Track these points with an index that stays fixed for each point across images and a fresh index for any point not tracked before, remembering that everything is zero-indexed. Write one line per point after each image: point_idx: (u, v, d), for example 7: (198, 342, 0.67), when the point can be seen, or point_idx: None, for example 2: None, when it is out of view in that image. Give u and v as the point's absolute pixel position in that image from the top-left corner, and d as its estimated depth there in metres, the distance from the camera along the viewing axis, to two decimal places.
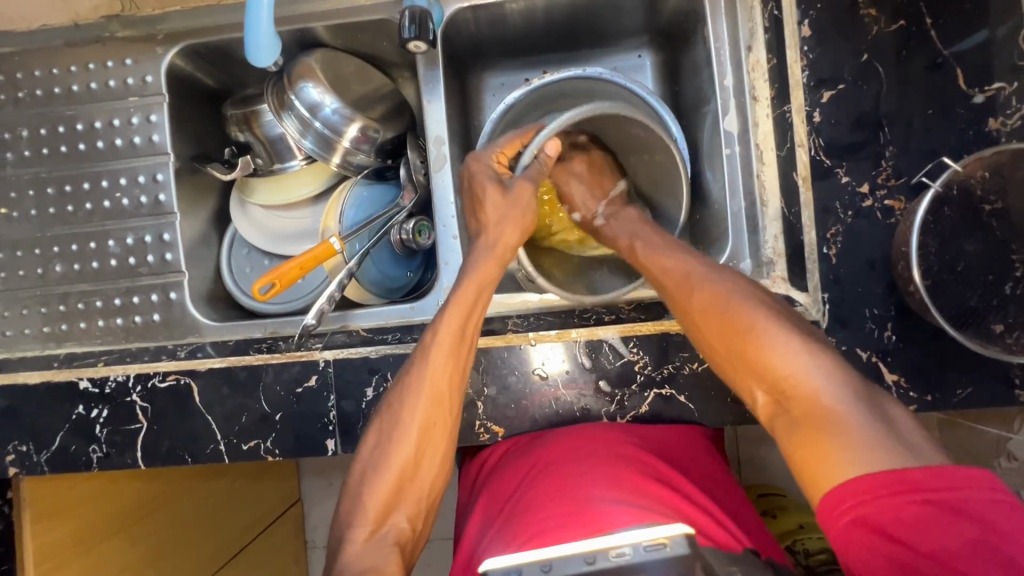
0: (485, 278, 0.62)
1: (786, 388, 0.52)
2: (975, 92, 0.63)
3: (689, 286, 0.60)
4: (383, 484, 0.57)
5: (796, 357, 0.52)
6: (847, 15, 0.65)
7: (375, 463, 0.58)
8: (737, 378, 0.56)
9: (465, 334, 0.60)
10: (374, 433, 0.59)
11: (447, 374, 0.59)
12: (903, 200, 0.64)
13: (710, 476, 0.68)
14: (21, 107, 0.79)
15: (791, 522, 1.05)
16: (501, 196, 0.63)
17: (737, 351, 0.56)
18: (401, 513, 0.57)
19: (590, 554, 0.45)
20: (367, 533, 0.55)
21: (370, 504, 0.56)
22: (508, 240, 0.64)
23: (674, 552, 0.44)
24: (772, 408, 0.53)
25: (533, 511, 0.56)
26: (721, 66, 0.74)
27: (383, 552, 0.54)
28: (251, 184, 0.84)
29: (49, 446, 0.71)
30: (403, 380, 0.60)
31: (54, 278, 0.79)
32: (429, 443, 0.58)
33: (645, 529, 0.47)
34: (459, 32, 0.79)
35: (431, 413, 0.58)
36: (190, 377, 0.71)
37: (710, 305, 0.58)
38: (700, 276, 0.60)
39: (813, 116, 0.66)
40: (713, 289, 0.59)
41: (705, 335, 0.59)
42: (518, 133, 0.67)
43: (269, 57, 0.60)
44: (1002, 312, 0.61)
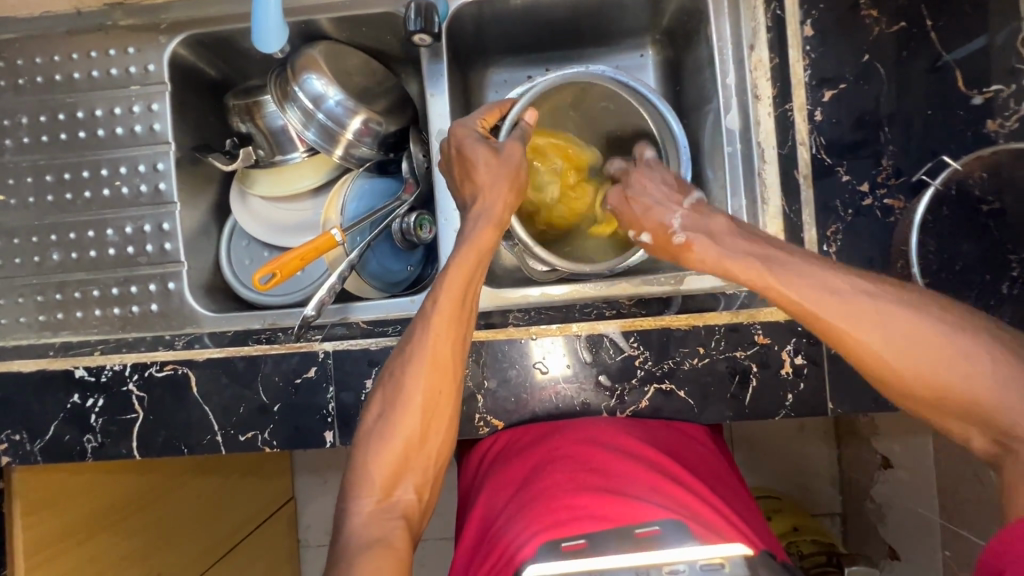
0: (483, 247, 0.61)
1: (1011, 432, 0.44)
2: (974, 94, 0.63)
3: (882, 339, 0.47)
4: (388, 454, 0.56)
5: (1009, 391, 0.45)
6: (849, 15, 0.66)
7: (378, 434, 0.57)
8: (944, 421, 0.48)
9: (465, 303, 0.60)
10: (376, 403, 0.59)
11: (449, 343, 0.58)
12: (903, 199, 0.65)
13: (715, 474, 0.67)
14: (21, 93, 0.78)
15: (786, 525, 1.05)
16: (494, 161, 0.62)
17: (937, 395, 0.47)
18: (406, 485, 0.56)
19: (642, 569, 0.46)
20: (374, 503, 0.55)
21: (375, 475, 0.56)
22: (504, 204, 0.63)
23: (732, 572, 0.45)
24: (994, 453, 0.46)
25: (546, 498, 0.56)
26: (724, 66, 0.73)
27: (391, 525, 0.54)
28: (253, 175, 0.83)
29: (43, 435, 0.71)
30: (403, 350, 0.59)
31: (51, 266, 0.79)
32: (435, 417, 0.58)
33: (699, 544, 0.48)
34: (464, 26, 0.79)
35: (434, 382, 0.58)
36: (188, 367, 0.70)
37: (900, 346, 0.47)
38: (888, 316, 0.47)
39: (815, 114, 0.67)
40: (908, 334, 0.47)
41: (901, 386, 0.48)
42: (495, 106, 0.69)
43: (277, 43, 0.60)
44: (999, 311, 0.62)
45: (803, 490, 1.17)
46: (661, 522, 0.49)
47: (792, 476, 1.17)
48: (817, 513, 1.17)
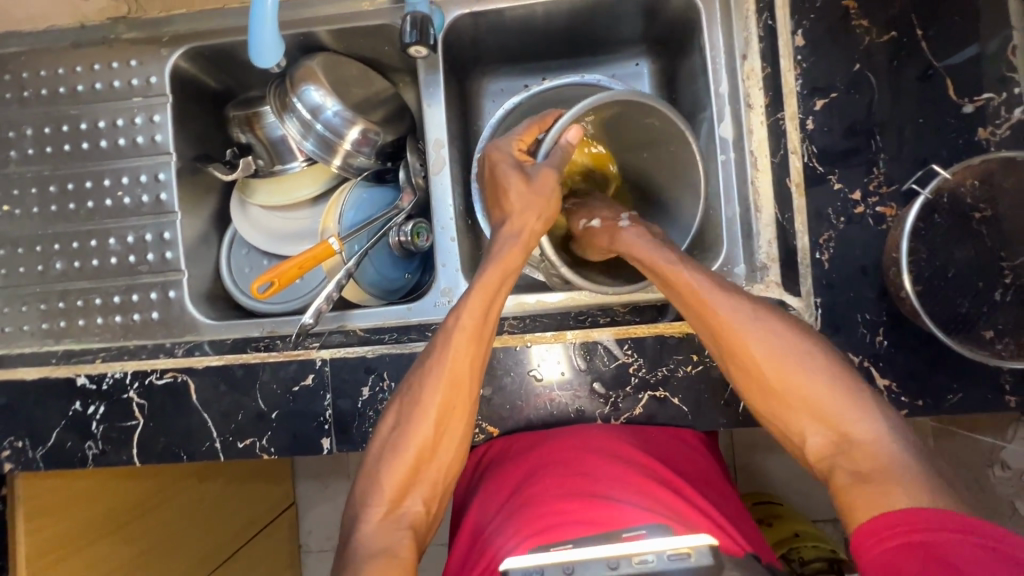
0: (509, 267, 0.63)
1: (850, 437, 0.53)
2: (965, 102, 0.64)
3: (745, 330, 0.58)
4: (401, 464, 0.57)
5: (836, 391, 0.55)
6: (840, 25, 0.67)
7: (392, 446, 0.58)
8: (789, 420, 0.56)
9: (488, 320, 0.61)
10: (393, 413, 0.60)
11: (468, 359, 0.59)
12: (895, 207, 0.65)
13: (706, 480, 0.67)
14: (26, 105, 0.80)
15: (787, 531, 1.05)
16: (526, 186, 0.64)
17: (792, 396, 0.56)
18: (415, 497, 0.57)
19: (612, 559, 0.46)
20: (383, 512, 0.55)
21: (387, 484, 0.57)
22: (531, 225, 0.64)
23: (699, 562, 0.46)
24: (826, 452, 0.54)
25: (542, 502, 0.57)
26: (717, 74, 0.75)
27: (398, 535, 0.54)
28: (252, 185, 0.84)
29: (45, 442, 0.72)
30: (423, 364, 0.60)
31: (54, 275, 0.80)
32: (449, 429, 0.59)
33: (668, 537, 0.48)
34: (460, 38, 0.80)
35: (451, 397, 0.59)
36: (188, 374, 0.71)
37: (762, 342, 0.58)
38: (749, 314, 0.59)
39: (806, 123, 0.67)
40: (766, 331, 0.58)
41: (756, 375, 0.57)
42: (535, 121, 0.70)
43: (273, 57, 0.61)
44: (992, 318, 0.62)
45: (804, 497, 1.17)
46: (647, 526, 0.50)
47: (793, 482, 1.17)
48: (817, 520, 1.16)
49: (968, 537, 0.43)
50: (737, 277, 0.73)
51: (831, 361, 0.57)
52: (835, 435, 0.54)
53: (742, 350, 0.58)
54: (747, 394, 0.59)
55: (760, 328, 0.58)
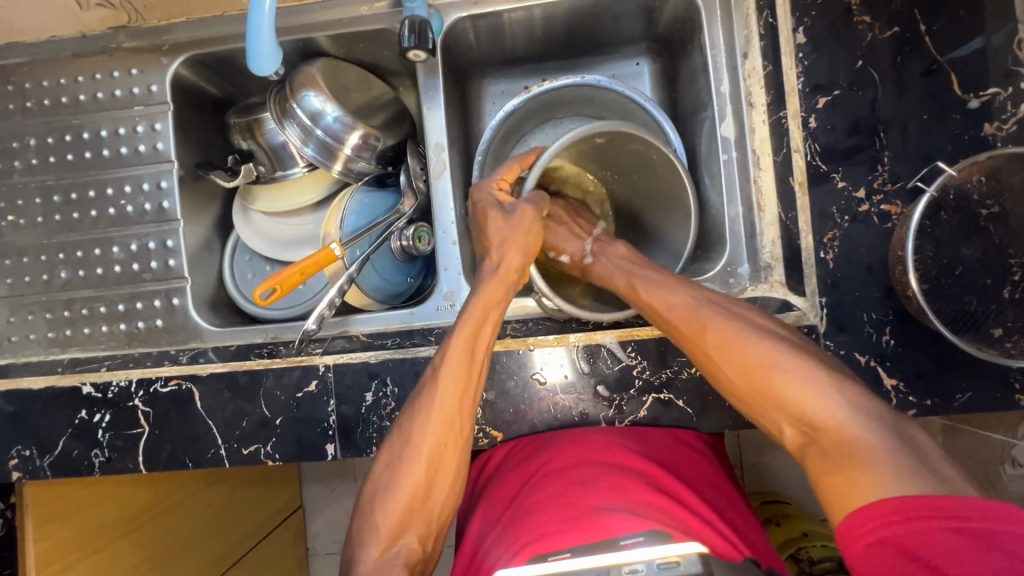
0: (490, 300, 0.62)
1: (815, 424, 0.51)
2: (971, 97, 0.63)
3: (701, 325, 0.59)
4: (395, 505, 0.57)
5: (807, 384, 0.53)
6: (842, 21, 0.66)
7: (385, 487, 0.58)
8: (761, 413, 0.55)
9: (476, 354, 0.60)
10: (385, 453, 0.60)
11: (457, 398, 0.59)
12: (900, 204, 0.64)
13: (709, 481, 0.67)
14: (30, 116, 0.80)
15: (795, 531, 1.04)
16: (505, 221, 0.64)
17: (760, 389, 0.55)
18: (412, 533, 0.57)
19: (605, 569, 0.46)
20: (379, 551, 0.56)
21: (381, 524, 0.57)
22: (512, 260, 0.64)
23: (687, 570, 0.45)
24: (801, 443, 0.52)
25: (529, 519, 0.57)
26: (718, 74, 0.74)
27: (394, 573, 0.54)
28: (254, 191, 0.85)
29: (52, 450, 0.72)
30: (412, 405, 0.60)
31: (59, 284, 0.80)
32: (440, 465, 0.58)
33: (659, 545, 0.48)
34: (459, 40, 0.80)
35: (443, 435, 0.58)
36: (192, 382, 0.71)
37: (722, 338, 0.58)
38: (708, 311, 0.59)
39: (809, 121, 0.67)
40: (725, 325, 0.58)
41: (721, 372, 0.57)
42: (517, 159, 0.69)
43: (272, 64, 0.60)
44: (1000, 316, 0.61)
45: (812, 497, 1.16)
46: (644, 533, 0.50)
47: (800, 480, 1.16)
48: (827, 518, 1.16)
49: (943, 522, 0.43)
50: (740, 277, 0.74)
51: (794, 347, 0.56)
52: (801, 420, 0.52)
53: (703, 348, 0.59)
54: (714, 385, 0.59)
55: (720, 322, 0.58)
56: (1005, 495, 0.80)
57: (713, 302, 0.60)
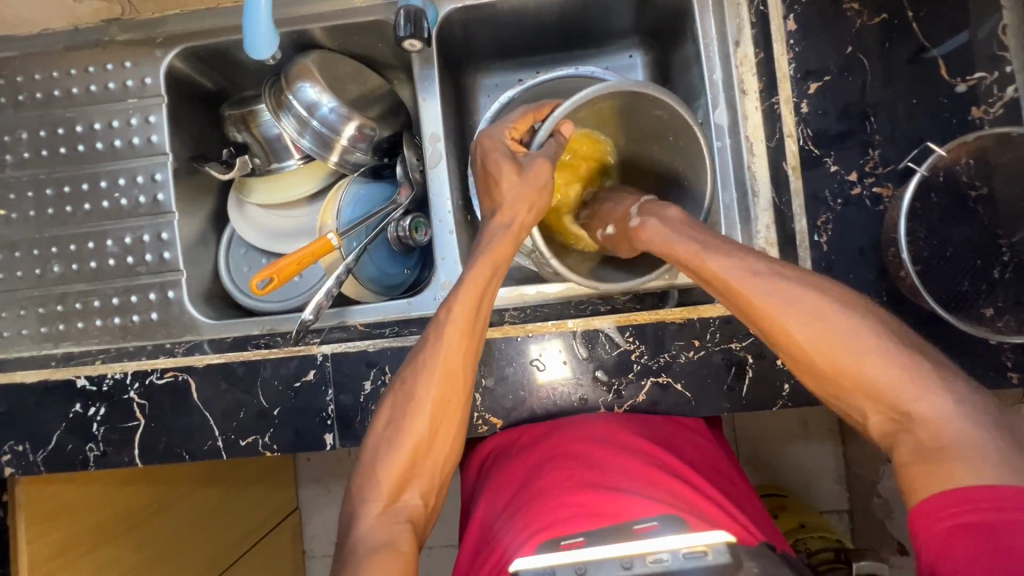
0: (499, 259, 0.62)
1: (909, 414, 0.49)
2: (957, 82, 0.64)
3: (779, 310, 0.54)
4: (397, 463, 0.57)
5: (896, 375, 0.50)
6: (831, 9, 0.67)
7: (387, 446, 0.58)
8: (847, 400, 0.53)
9: (479, 316, 0.60)
10: (386, 410, 0.59)
11: (461, 353, 0.59)
12: (891, 187, 0.65)
13: (713, 465, 0.67)
14: (21, 110, 0.80)
15: (791, 522, 1.07)
16: (518, 177, 0.62)
17: (842, 376, 0.52)
18: (414, 491, 0.57)
19: (626, 559, 0.47)
20: (380, 508, 0.55)
21: (382, 482, 0.56)
22: (524, 218, 0.63)
23: (715, 560, 0.46)
24: (887, 430, 0.51)
25: (552, 494, 0.57)
26: (710, 62, 0.74)
27: (396, 529, 0.54)
28: (249, 183, 0.84)
29: (45, 445, 0.71)
30: (415, 359, 0.60)
31: (52, 278, 0.79)
32: (444, 422, 0.58)
33: (684, 534, 0.49)
34: (454, 32, 0.80)
35: (445, 390, 0.58)
36: (188, 373, 0.71)
37: (802, 322, 0.53)
38: (784, 290, 0.54)
39: (800, 107, 0.68)
40: (805, 310, 0.53)
41: (801, 359, 0.54)
42: (532, 110, 0.69)
43: (268, 49, 0.59)
44: (991, 296, 0.62)
45: (808, 488, 1.17)
46: (660, 518, 0.51)
47: (795, 471, 1.17)
48: (825, 510, 1.17)
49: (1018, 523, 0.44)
50: None
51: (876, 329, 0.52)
52: (886, 411, 0.51)
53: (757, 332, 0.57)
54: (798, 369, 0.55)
55: (791, 317, 0.53)
56: None
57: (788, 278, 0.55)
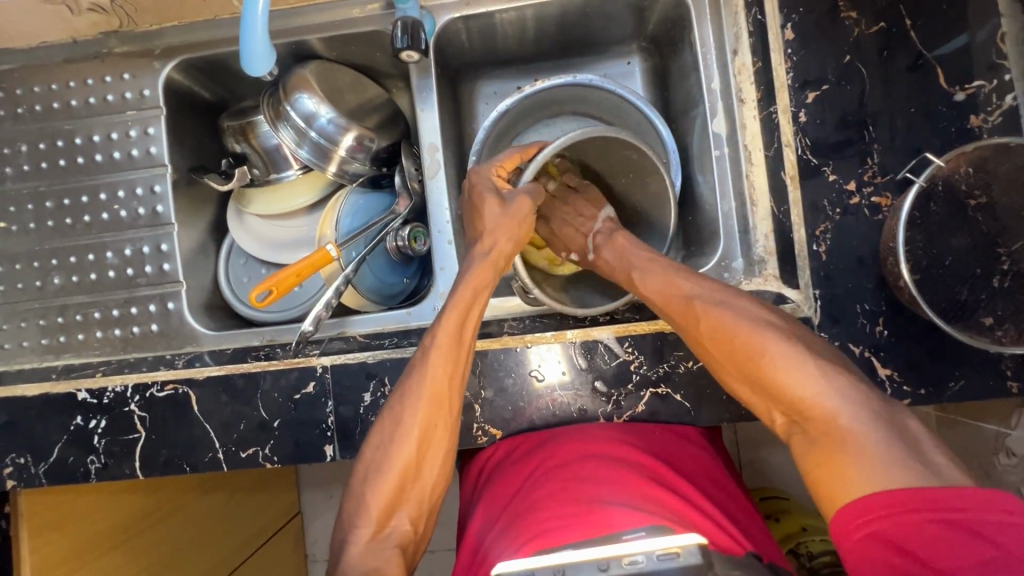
0: (480, 283, 0.62)
1: (802, 412, 0.52)
2: (956, 90, 0.64)
3: (696, 312, 0.59)
4: (385, 488, 0.57)
5: (795, 374, 0.53)
6: (829, 17, 0.67)
7: (375, 472, 0.58)
8: (752, 398, 0.56)
9: (463, 341, 0.60)
10: (376, 436, 0.60)
11: (446, 378, 0.59)
12: (890, 196, 0.65)
13: (710, 477, 0.67)
14: (21, 122, 0.80)
15: (795, 522, 1.07)
16: (500, 209, 0.64)
17: (750, 376, 0.56)
18: (403, 515, 0.58)
19: (602, 560, 0.47)
20: (369, 534, 0.56)
21: (371, 507, 0.57)
22: (503, 246, 0.64)
23: (686, 561, 0.47)
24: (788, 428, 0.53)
25: (537, 509, 0.57)
26: (708, 70, 0.75)
27: (385, 555, 0.55)
28: (248, 194, 0.85)
29: (47, 458, 0.71)
30: (402, 387, 0.60)
31: (53, 290, 0.80)
32: (429, 446, 0.59)
33: (658, 537, 0.49)
34: (452, 42, 0.80)
35: (431, 416, 0.59)
36: (189, 386, 0.71)
37: (713, 321, 0.58)
38: (702, 296, 0.60)
39: (799, 116, 0.67)
40: (718, 313, 0.58)
41: (713, 357, 0.58)
42: (519, 150, 0.69)
43: (265, 66, 0.59)
44: (991, 305, 0.62)
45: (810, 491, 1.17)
46: (646, 528, 0.51)
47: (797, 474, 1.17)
48: None
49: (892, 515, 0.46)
50: (736, 272, 0.73)
51: (784, 334, 0.56)
52: (779, 404, 0.54)
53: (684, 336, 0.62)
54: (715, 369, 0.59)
55: (703, 316, 0.59)
56: (1001, 485, 0.80)
57: (710, 288, 0.61)
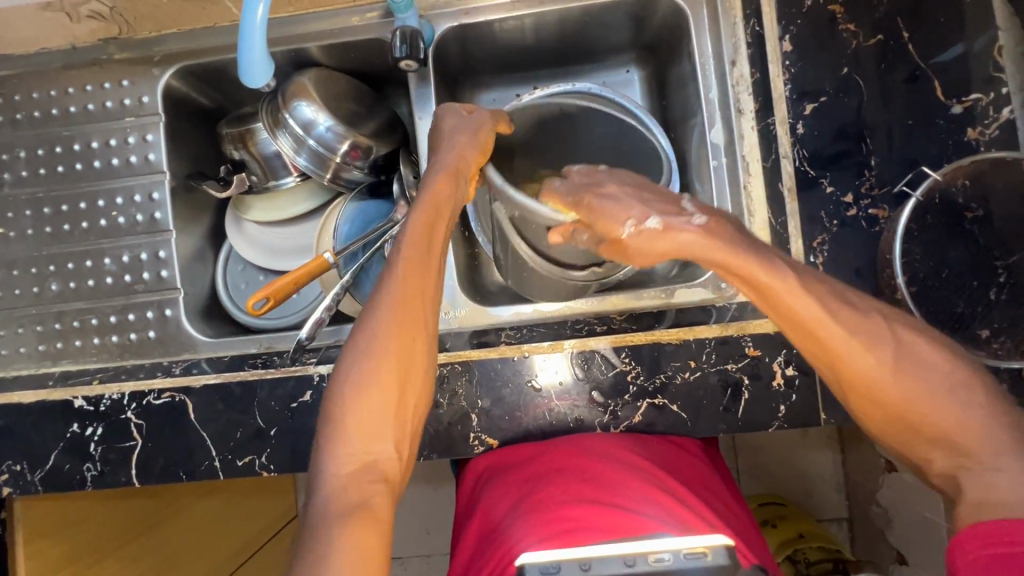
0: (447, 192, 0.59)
1: (976, 456, 0.48)
2: (954, 103, 0.64)
3: (872, 356, 0.50)
4: (361, 415, 0.51)
5: (973, 421, 0.49)
6: (827, 29, 0.68)
7: (347, 399, 0.51)
8: (910, 443, 0.52)
9: (432, 251, 0.57)
10: (342, 359, 0.53)
11: (419, 290, 0.55)
12: (887, 209, 0.65)
13: (707, 485, 0.67)
14: (19, 128, 0.80)
15: (792, 531, 1.08)
16: (467, 115, 0.65)
17: (920, 426, 0.50)
18: (385, 445, 0.51)
19: (628, 556, 0.47)
20: (351, 467, 0.49)
21: (352, 437, 0.50)
22: (466, 152, 0.62)
23: (715, 561, 0.46)
24: (952, 472, 0.49)
25: (546, 512, 0.57)
26: (706, 80, 0.74)
27: (372, 489, 0.48)
28: (246, 201, 0.85)
29: (43, 465, 0.71)
30: (370, 301, 0.54)
31: (50, 296, 0.80)
32: (411, 368, 0.53)
33: (684, 538, 0.49)
34: (450, 50, 0.81)
35: (408, 330, 0.53)
36: (185, 394, 0.71)
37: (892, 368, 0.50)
38: (884, 343, 0.50)
39: (796, 128, 0.68)
40: (893, 358, 0.50)
41: (880, 401, 0.51)
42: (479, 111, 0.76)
43: (264, 77, 0.59)
44: (987, 317, 0.62)
45: (808, 496, 1.18)
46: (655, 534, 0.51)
47: (795, 479, 1.17)
48: (824, 519, 1.17)
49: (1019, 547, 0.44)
50: None
51: (959, 382, 0.50)
52: (954, 453, 0.49)
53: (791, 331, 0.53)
54: (867, 412, 0.52)
55: (876, 363, 0.50)
56: None
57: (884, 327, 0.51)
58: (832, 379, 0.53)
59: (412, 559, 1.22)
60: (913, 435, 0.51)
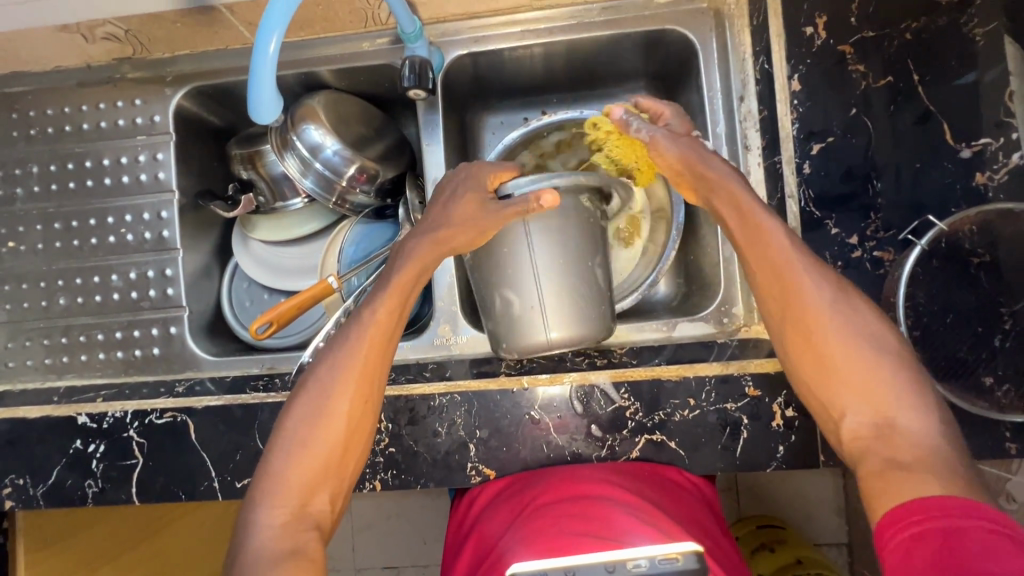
0: (431, 259, 0.60)
1: (896, 426, 0.47)
2: (962, 147, 0.64)
3: (811, 287, 0.53)
4: (307, 463, 0.52)
5: (902, 395, 0.48)
6: (836, 68, 0.67)
7: (295, 444, 0.53)
8: (829, 397, 0.51)
9: (400, 318, 0.59)
10: (296, 407, 0.54)
11: (377, 353, 0.57)
12: (892, 251, 0.65)
13: (702, 525, 0.67)
14: (33, 143, 0.81)
15: (789, 556, 1.05)
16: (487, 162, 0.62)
17: (842, 374, 0.50)
18: (323, 495, 0.52)
19: (610, 563, 0.49)
20: (288, 514, 0.50)
21: (292, 485, 0.51)
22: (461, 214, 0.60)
23: (685, 566, 0.49)
24: (862, 434, 0.48)
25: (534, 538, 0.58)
26: (716, 115, 0.76)
27: (306, 535, 0.49)
28: (254, 219, 0.86)
29: (45, 480, 0.72)
30: (331, 355, 0.56)
31: (58, 311, 0.81)
32: (356, 423, 0.55)
33: (658, 546, 0.51)
34: (460, 76, 0.81)
35: (361, 387, 0.55)
36: (187, 414, 0.71)
37: (835, 306, 0.52)
38: (828, 280, 0.53)
39: (803, 167, 0.68)
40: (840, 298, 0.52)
41: (809, 338, 0.52)
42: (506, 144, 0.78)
43: (271, 114, 0.60)
44: (991, 365, 0.61)
45: (808, 521, 1.17)
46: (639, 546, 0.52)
47: (795, 503, 1.17)
48: (823, 542, 1.16)
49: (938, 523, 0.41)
50: (735, 316, 0.73)
51: (897, 354, 0.50)
52: (868, 411, 0.48)
53: (753, 263, 0.56)
54: (796, 352, 0.54)
55: (821, 295, 0.52)
56: None
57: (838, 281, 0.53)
58: (774, 308, 0.55)
59: (408, 570, 1.22)
60: (829, 380, 0.51)
